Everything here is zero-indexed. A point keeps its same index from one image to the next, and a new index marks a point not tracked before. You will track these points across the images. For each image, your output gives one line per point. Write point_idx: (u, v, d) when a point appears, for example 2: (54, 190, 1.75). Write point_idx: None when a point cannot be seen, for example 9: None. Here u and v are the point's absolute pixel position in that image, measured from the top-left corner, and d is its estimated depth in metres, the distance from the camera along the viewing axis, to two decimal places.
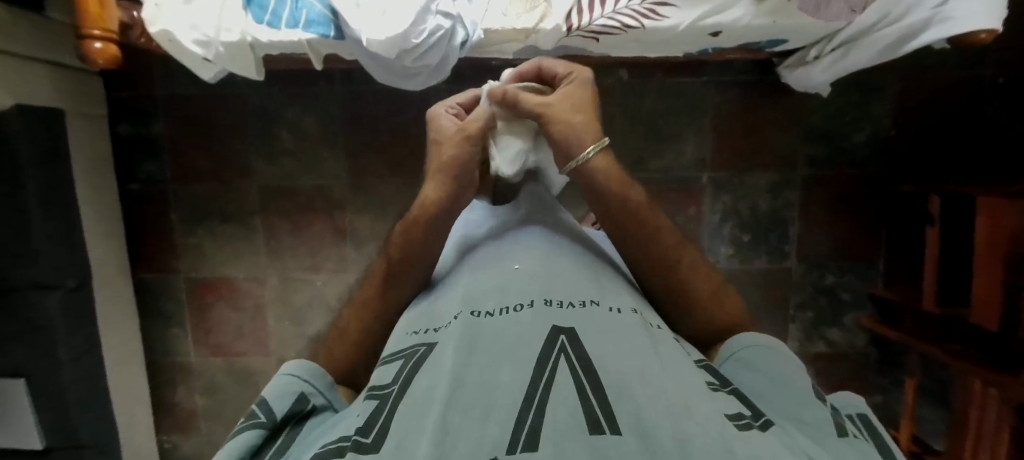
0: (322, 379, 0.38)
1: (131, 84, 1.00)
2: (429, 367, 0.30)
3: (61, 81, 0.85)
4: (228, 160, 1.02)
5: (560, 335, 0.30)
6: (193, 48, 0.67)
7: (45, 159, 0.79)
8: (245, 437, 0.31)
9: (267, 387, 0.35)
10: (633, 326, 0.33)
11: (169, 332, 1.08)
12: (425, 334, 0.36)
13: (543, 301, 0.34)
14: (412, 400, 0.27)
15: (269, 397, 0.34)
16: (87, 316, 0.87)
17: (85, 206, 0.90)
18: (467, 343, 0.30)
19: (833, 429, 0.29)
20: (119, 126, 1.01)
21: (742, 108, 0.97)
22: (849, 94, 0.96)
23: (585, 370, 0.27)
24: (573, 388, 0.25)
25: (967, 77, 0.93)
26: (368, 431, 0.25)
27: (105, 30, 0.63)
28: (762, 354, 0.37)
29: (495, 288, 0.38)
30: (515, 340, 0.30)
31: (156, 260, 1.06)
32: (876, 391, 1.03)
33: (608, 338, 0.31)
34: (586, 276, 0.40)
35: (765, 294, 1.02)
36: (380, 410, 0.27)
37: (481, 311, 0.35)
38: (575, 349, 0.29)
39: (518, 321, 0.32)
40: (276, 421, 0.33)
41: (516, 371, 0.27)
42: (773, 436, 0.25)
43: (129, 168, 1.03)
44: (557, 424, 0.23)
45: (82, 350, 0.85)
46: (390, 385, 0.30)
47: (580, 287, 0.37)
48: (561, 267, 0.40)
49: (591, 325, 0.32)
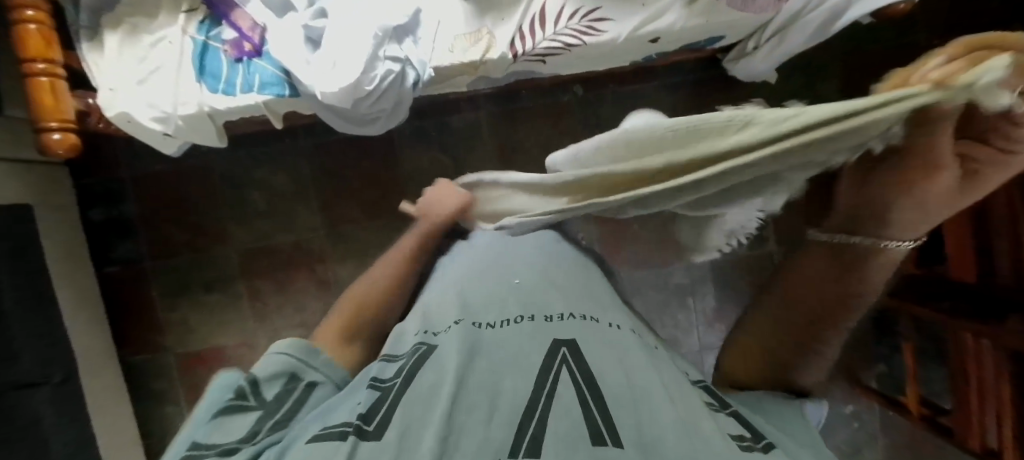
0: (316, 356, 0.38)
1: (97, 168, 1.01)
2: (432, 365, 0.31)
3: (26, 174, 0.85)
4: (204, 229, 1.02)
5: (562, 347, 0.32)
6: (152, 125, 0.69)
7: (18, 256, 0.79)
8: (245, 417, 0.30)
9: (256, 368, 0.35)
10: (631, 341, 0.35)
11: (164, 411, 1.05)
12: (425, 334, 0.37)
13: (544, 315, 0.36)
14: (414, 394, 0.28)
15: (264, 376, 0.34)
16: (77, 409, 0.85)
17: (63, 295, 0.89)
18: (472, 350, 0.32)
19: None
20: (90, 211, 1.01)
21: (697, 105, 1.00)
22: (795, 77, 0.99)
23: (587, 383, 0.28)
24: (574, 399, 0.26)
25: (903, 46, 0.97)
26: (371, 417, 0.26)
27: (62, 120, 0.64)
28: (774, 399, 0.38)
29: (497, 300, 0.40)
30: (518, 351, 0.31)
31: (143, 340, 1.04)
32: (879, 358, 1.04)
33: (607, 351, 0.32)
34: (586, 291, 0.42)
35: (752, 280, 1.03)
36: (383, 398, 0.28)
37: (482, 321, 0.37)
38: (576, 361, 0.30)
39: (521, 332, 0.34)
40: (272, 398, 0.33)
41: (519, 382, 0.28)
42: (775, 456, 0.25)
43: (105, 252, 1.03)
44: (557, 433, 0.24)
45: (76, 444, 0.83)
46: (391, 379, 0.31)
47: (582, 302, 0.39)
48: (560, 280, 0.42)
49: (591, 338, 0.33)
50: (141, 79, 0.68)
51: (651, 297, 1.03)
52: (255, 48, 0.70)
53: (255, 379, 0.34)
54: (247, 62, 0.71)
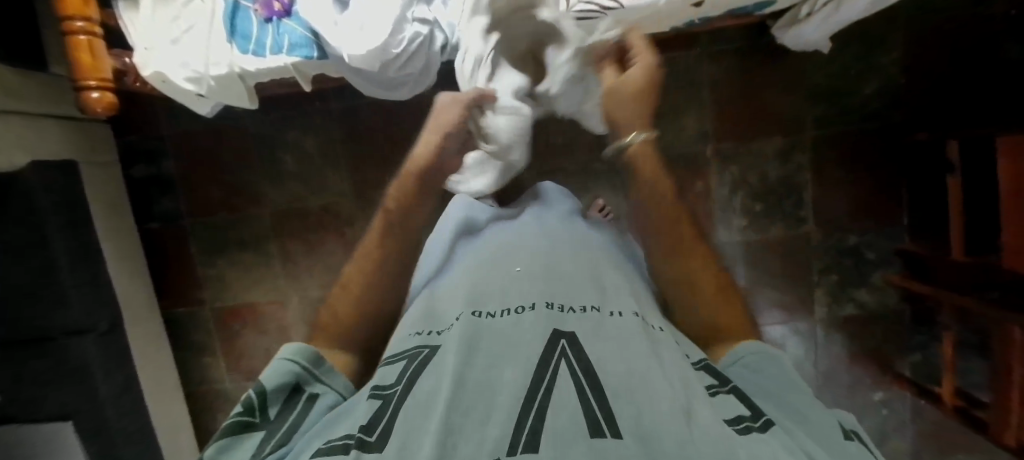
0: (319, 367, 0.39)
1: (137, 127, 1.04)
2: (432, 368, 0.32)
3: (71, 131, 0.89)
4: (239, 189, 1.05)
5: (562, 338, 0.32)
6: (185, 85, 0.70)
7: (65, 210, 0.83)
8: (255, 441, 0.33)
9: (263, 375, 0.37)
10: (632, 328, 0.35)
11: (202, 360, 1.11)
12: (427, 335, 0.38)
13: (545, 303, 0.37)
14: (415, 399, 0.29)
15: (271, 389, 0.36)
16: (123, 355, 0.91)
17: (109, 249, 0.94)
18: (470, 345, 0.33)
19: (842, 435, 0.31)
20: (132, 169, 1.05)
21: (739, 75, 0.96)
22: (851, 45, 0.92)
23: (585, 373, 0.29)
24: (574, 391, 0.27)
25: (977, 14, 0.88)
26: (373, 428, 0.27)
27: (101, 80, 0.66)
28: (769, 360, 0.38)
29: (498, 289, 0.41)
30: (516, 344, 0.32)
31: (182, 293, 1.10)
32: (914, 348, 1.00)
33: (606, 342, 0.33)
34: (588, 281, 0.42)
35: (784, 262, 1.00)
36: (384, 409, 0.29)
37: (483, 311, 0.38)
38: (574, 352, 0.31)
39: (521, 323, 0.35)
40: (277, 417, 0.35)
41: (516, 372, 0.29)
42: (774, 439, 0.26)
43: (146, 208, 1.07)
44: (556, 428, 0.24)
45: (123, 386, 0.89)
46: (393, 386, 0.32)
47: (583, 293, 0.40)
48: (561, 271, 0.43)
49: (591, 329, 0.34)
50: (175, 38, 0.69)
51: None
52: (284, 8, 0.70)
53: (265, 397, 0.35)
54: (276, 22, 0.70)
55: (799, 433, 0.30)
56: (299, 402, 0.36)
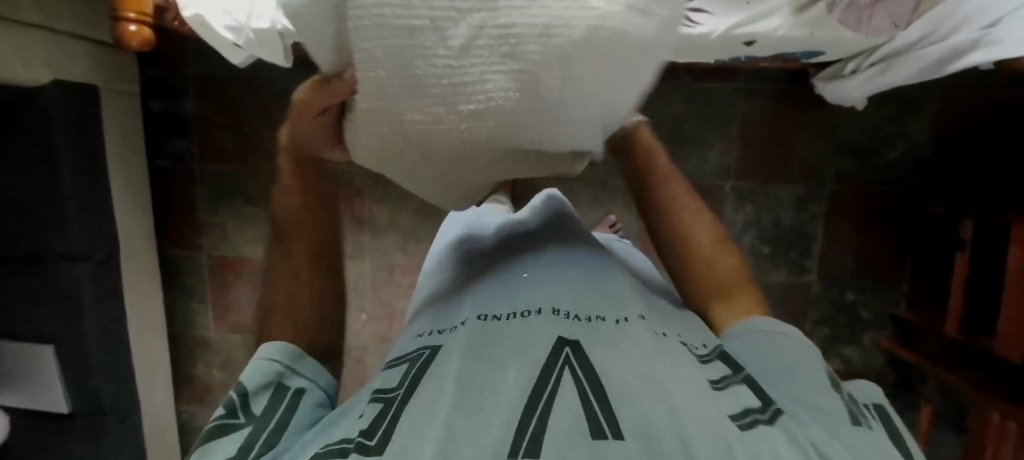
0: (303, 362, 0.38)
1: (164, 62, 1.02)
2: (434, 372, 0.32)
3: (98, 57, 0.87)
4: (254, 142, 1.04)
5: (566, 345, 0.32)
6: (224, 33, 0.69)
7: (79, 136, 0.82)
8: (233, 442, 0.31)
9: (242, 374, 0.35)
10: (641, 333, 0.34)
11: (190, 305, 1.11)
12: (431, 336, 0.39)
13: (552, 308, 0.36)
14: (417, 402, 0.29)
15: (251, 390, 0.34)
16: (113, 289, 0.90)
17: (116, 180, 0.93)
18: (473, 351, 0.33)
19: (848, 422, 0.29)
20: (151, 103, 1.04)
21: (770, 117, 0.96)
22: (887, 107, 0.93)
23: (589, 380, 0.28)
24: (576, 395, 0.27)
25: (1012, 97, 0.89)
26: (373, 431, 0.28)
27: (140, 14, 0.64)
28: (772, 341, 0.36)
29: (504, 294, 0.40)
30: (521, 346, 0.32)
31: (182, 236, 1.09)
32: (890, 412, 1.02)
33: (612, 347, 0.32)
34: (597, 282, 0.41)
35: (780, 308, 1.01)
36: (385, 409, 0.30)
37: (489, 313, 0.37)
38: (579, 360, 0.30)
39: (526, 329, 0.34)
40: (261, 413, 0.33)
41: (519, 377, 0.29)
42: (778, 430, 0.27)
43: (159, 145, 1.06)
44: (556, 430, 0.25)
45: (108, 320, 0.89)
46: (395, 388, 0.32)
47: (588, 295, 0.39)
48: (570, 275, 0.42)
49: (597, 334, 0.33)
50: None
51: None
52: None
53: (245, 390, 0.34)
54: None
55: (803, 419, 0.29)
56: (282, 397, 0.35)
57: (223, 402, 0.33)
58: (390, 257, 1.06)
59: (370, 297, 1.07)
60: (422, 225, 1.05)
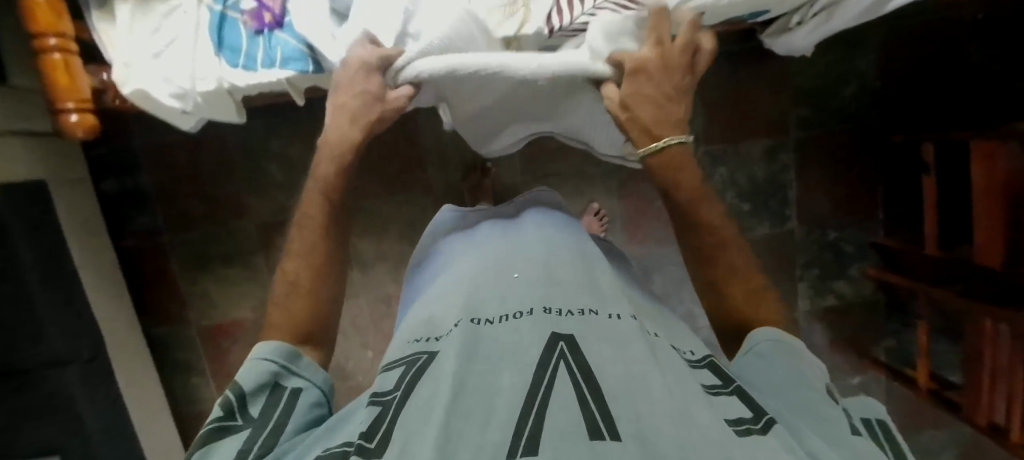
0: (299, 361, 0.42)
1: (108, 138, 0.97)
2: (430, 375, 0.32)
3: (39, 148, 0.83)
4: (221, 202, 1.00)
5: (560, 342, 0.33)
6: (170, 102, 0.66)
7: (38, 235, 0.78)
8: (237, 441, 0.35)
9: (240, 376, 0.39)
10: (632, 331, 0.36)
11: (189, 380, 1.07)
12: (424, 342, 0.39)
13: (543, 308, 0.38)
14: (415, 405, 0.30)
15: (248, 390, 0.38)
16: (108, 383, 0.86)
17: (85, 271, 0.88)
18: (469, 352, 0.33)
19: (848, 430, 0.33)
20: (102, 183, 0.99)
21: (727, 80, 0.98)
22: (832, 50, 0.96)
23: (584, 378, 0.30)
24: (574, 396, 0.28)
25: (947, 19, 0.92)
26: (373, 433, 0.29)
27: (79, 101, 0.61)
28: (782, 353, 0.39)
29: (495, 295, 0.41)
30: (516, 348, 0.33)
31: (165, 312, 1.05)
32: (887, 335, 1.07)
33: (605, 345, 0.33)
34: (588, 284, 0.42)
35: (770, 258, 1.05)
36: (383, 414, 0.30)
37: (481, 316, 0.38)
38: (573, 356, 0.32)
39: (519, 332, 0.35)
40: (259, 415, 0.37)
41: (516, 379, 0.30)
42: (772, 437, 0.29)
43: (121, 224, 1.01)
44: (556, 428, 0.25)
45: (110, 416, 0.85)
46: (392, 392, 0.33)
47: (579, 295, 0.40)
48: (559, 273, 0.43)
49: (589, 332, 0.35)
50: (157, 52, 0.65)
51: (671, 273, 1.04)
52: (276, 20, 0.66)
53: (241, 389, 0.38)
54: (268, 34, 0.66)
55: (804, 432, 0.32)
56: (279, 396, 0.39)
57: (223, 403, 0.37)
58: (384, 289, 1.05)
59: (372, 333, 1.06)
60: (409, 251, 1.04)
